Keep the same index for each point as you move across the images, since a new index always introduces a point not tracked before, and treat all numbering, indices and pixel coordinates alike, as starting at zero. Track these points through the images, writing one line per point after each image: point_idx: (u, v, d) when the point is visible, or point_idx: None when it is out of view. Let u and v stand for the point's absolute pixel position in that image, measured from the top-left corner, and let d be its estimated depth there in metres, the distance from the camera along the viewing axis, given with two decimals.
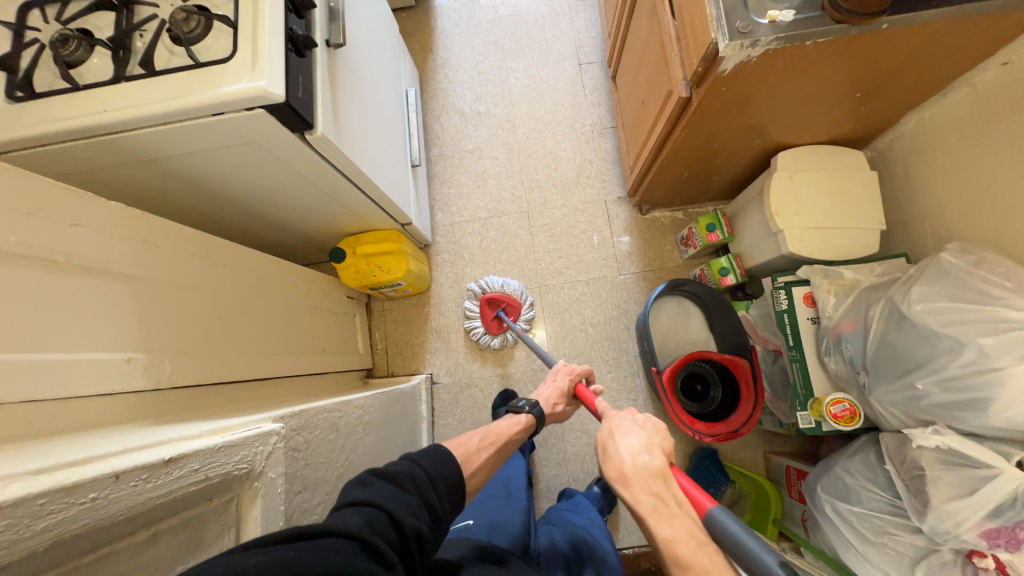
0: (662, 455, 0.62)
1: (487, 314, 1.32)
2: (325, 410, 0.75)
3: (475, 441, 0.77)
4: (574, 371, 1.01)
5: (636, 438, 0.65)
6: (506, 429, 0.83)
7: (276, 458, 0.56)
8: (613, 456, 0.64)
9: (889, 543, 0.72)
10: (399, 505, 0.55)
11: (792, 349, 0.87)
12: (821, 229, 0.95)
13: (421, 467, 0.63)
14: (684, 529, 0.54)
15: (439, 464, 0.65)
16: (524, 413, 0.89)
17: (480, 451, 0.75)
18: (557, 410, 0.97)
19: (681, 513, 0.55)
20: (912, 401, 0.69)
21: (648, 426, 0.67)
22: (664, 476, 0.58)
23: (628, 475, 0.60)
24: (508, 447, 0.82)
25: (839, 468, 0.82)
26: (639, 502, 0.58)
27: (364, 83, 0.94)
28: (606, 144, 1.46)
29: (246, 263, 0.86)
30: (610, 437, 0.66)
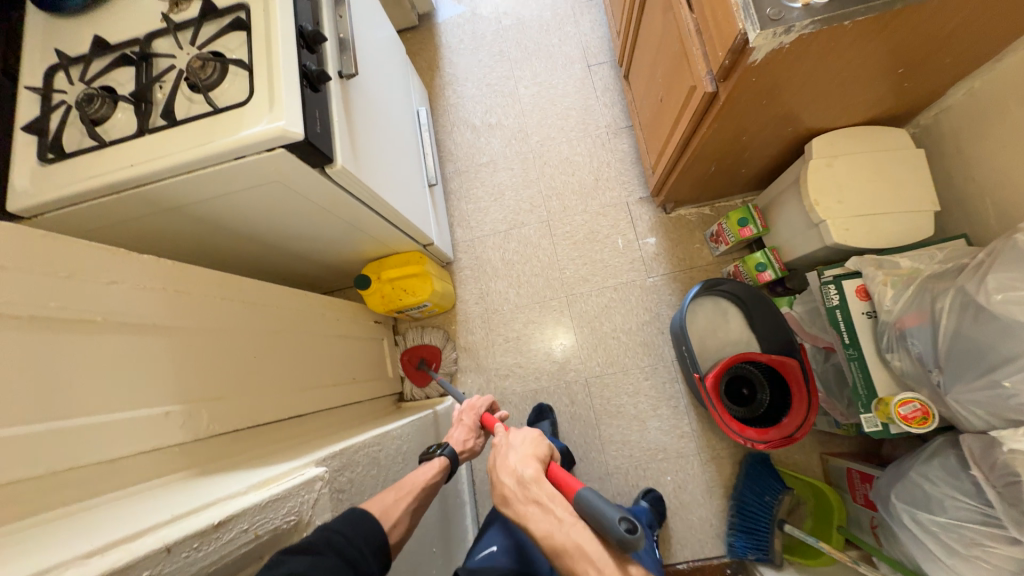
0: (534, 460, 0.67)
1: (410, 369, 1.35)
2: (366, 445, 0.73)
3: (389, 493, 0.64)
4: (476, 403, 0.93)
5: (513, 455, 0.69)
6: (422, 475, 0.70)
7: (321, 506, 0.54)
8: (495, 478, 0.68)
9: (980, 555, 0.66)
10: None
11: (849, 347, 0.82)
12: (867, 215, 0.89)
13: (332, 528, 0.52)
14: (557, 520, 0.59)
15: (360, 524, 0.54)
16: (435, 458, 0.77)
17: (398, 504, 0.63)
18: (470, 447, 0.87)
19: (555, 506, 0.61)
20: (1000, 400, 0.62)
21: (523, 438, 0.71)
22: (536, 481, 0.63)
23: (507, 494, 0.65)
24: (426, 496, 0.69)
25: (915, 474, 0.75)
26: (521, 513, 0.63)
27: (378, 109, 0.94)
28: (623, 144, 1.42)
29: (274, 299, 0.86)
30: (492, 460, 0.70)
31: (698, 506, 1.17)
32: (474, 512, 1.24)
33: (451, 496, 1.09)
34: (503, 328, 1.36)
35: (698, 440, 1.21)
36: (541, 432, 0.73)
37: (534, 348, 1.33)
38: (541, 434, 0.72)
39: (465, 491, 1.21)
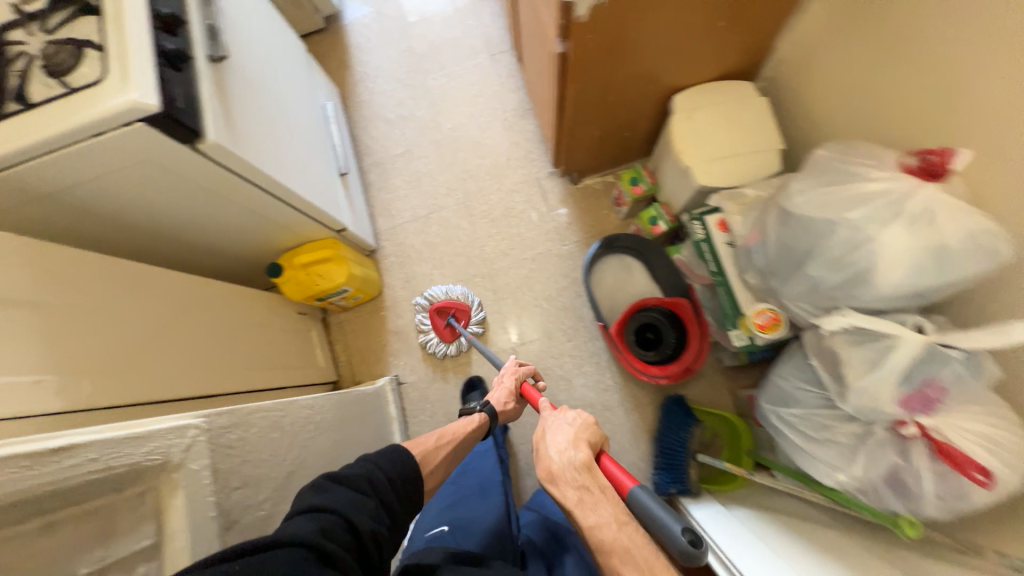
0: (586, 447, 0.71)
1: (438, 323, 1.34)
2: (264, 408, 0.75)
3: (433, 440, 0.82)
4: (520, 369, 1.06)
5: (563, 436, 0.74)
6: (463, 428, 0.88)
7: (200, 450, 0.56)
8: (543, 456, 0.73)
9: (829, 435, 0.74)
10: (353, 510, 0.59)
11: (716, 275, 0.91)
12: (725, 158, 0.99)
13: (379, 467, 0.68)
14: (607, 516, 0.63)
15: (395, 463, 0.70)
16: (477, 413, 0.94)
17: (438, 450, 0.81)
18: (508, 408, 1.00)
19: (607, 500, 0.64)
20: (813, 290, 0.69)
21: (577, 421, 0.76)
22: (587, 468, 0.67)
23: (556, 473, 0.69)
24: (464, 444, 0.87)
25: (777, 376, 0.84)
26: (567, 497, 0.67)
27: (265, 96, 0.97)
28: (529, 125, 1.50)
29: (170, 286, 0.87)
30: (542, 436, 0.75)
31: (627, 453, 1.24)
32: None
33: None
34: (431, 308, 1.40)
35: (621, 391, 1.28)
36: (594, 420, 0.78)
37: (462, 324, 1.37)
38: (594, 423, 0.77)
39: None
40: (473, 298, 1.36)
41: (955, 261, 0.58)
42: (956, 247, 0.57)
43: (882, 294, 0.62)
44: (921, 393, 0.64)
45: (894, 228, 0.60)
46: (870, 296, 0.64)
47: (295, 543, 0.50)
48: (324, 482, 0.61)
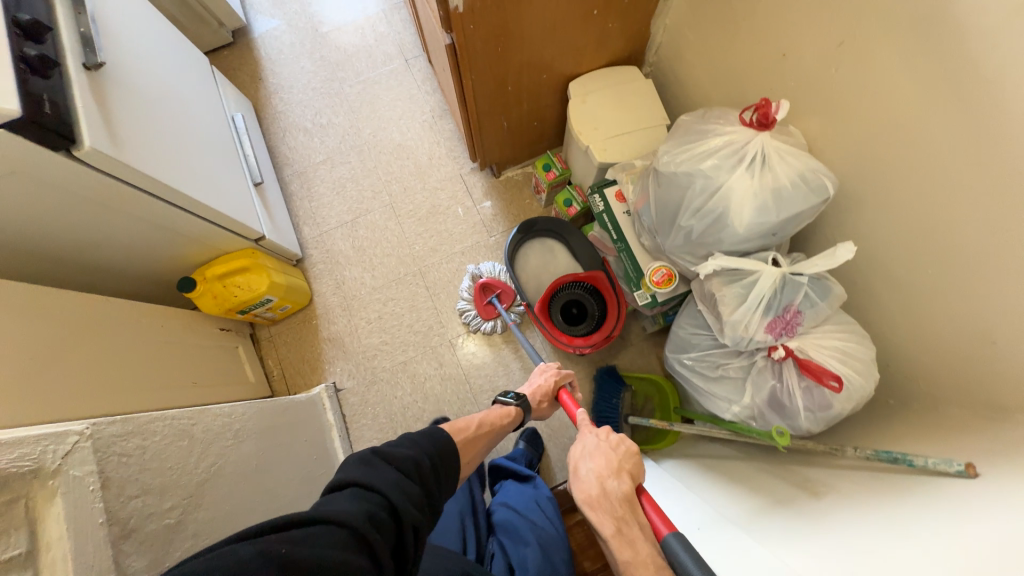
0: (629, 480, 0.70)
1: (481, 298, 1.33)
2: (167, 417, 0.73)
3: (474, 428, 0.83)
4: (561, 372, 1.05)
5: (601, 463, 0.72)
6: (497, 419, 0.88)
7: (81, 458, 0.55)
8: (582, 478, 0.72)
9: (723, 372, 0.81)
10: (396, 492, 0.58)
11: (618, 242, 0.97)
12: (618, 136, 1.06)
13: (422, 452, 0.67)
14: (642, 555, 0.62)
15: (438, 445, 0.70)
16: (512, 406, 0.95)
17: (476, 441, 0.83)
18: (541, 407, 1.01)
19: (644, 539, 0.64)
20: (688, 240, 0.76)
21: (620, 449, 0.74)
22: (627, 502, 0.67)
23: (595, 500, 0.69)
24: (498, 435, 0.89)
25: (675, 327, 0.90)
26: (604, 528, 0.66)
27: (157, 104, 0.95)
28: (448, 124, 1.55)
29: (58, 305, 0.82)
30: (585, 455, 0.74)
31: (568, 429, 1.28)
32: None
33: (322, 477, 1.08)
34: (364, 311, 1.39)
35: None
36: (635, 448, 0.75)
37: (397, 324, 1.37)
38: (639, 455, 0.75)
39: None
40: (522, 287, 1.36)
41: (790, 197, 0.67)
42: (788, 185, 0.66)
43: (740, 234, 0.70)
44: (780, 318, 0.72)
45: (738, 174, 0.68)
46: (731, 237, 0.71)
47: (335, 525, 0.50)
48: (372, 457, 0.61)
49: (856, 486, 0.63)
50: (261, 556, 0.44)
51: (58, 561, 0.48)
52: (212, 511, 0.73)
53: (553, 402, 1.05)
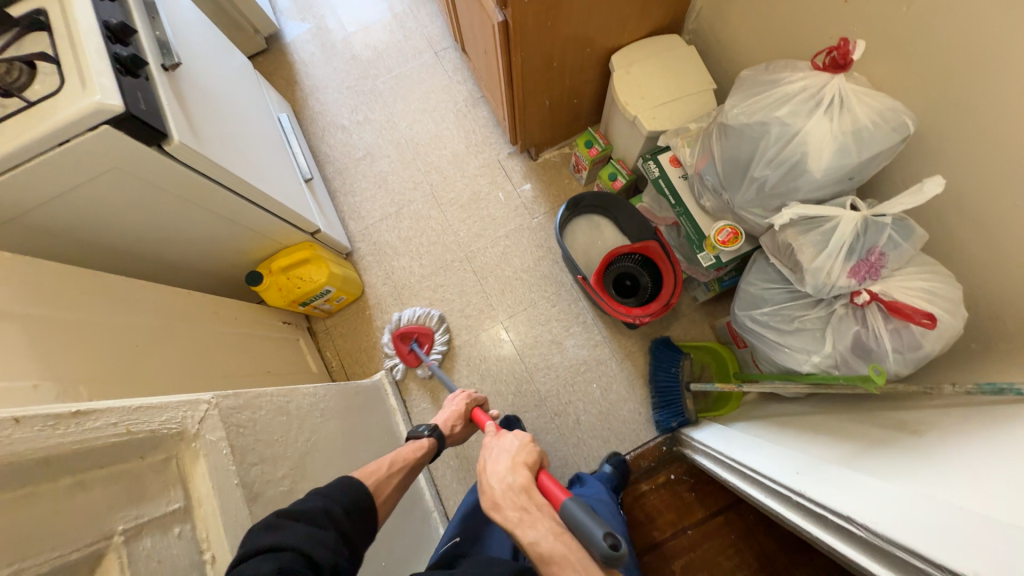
0: (525, 468, 0.66)
1: (401, 348, 1.33)
2: (269, 393, 0.76)
3: (386, 467, 0.79)
4: (470, 395, 1.05)
5: (501, 459, 0.68)
6: (408, 450, 0.85)
7: (213, 424, 0.58)
8: (483, 484, 0.66)
9: (800, 324, 0.82)
10: (313, 544, 0.54)
11: (676, 206, 0.98)
12: (666, 103, 1.07)
13: (331, 498, 0.63)
14: (544, 529, 0.59)
15: (352, 493, 0.65)
16: (425, 438, 0.91)
17: (390, 477, 0.78)
18: (456, 431, 0.99)
19: (542, 515, 0.60)
20: (761, 191, 0.76)
21: (515, 444, 0.71)
22: (525, 488, 0.63)
23: (497, 499, 0.63)
24: (415, 469, 0.84)
25: (743, 285, 0.91)
26: (507, 518, 0.61)
27: (222, 102, 0.98)
28: (482, 112, 1.56)
29: (149, 297, 0.86)
30: (480, 463, 0.69)
31: (626, 402, 1.29)
32: (429, 474, 1.26)
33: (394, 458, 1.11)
34: (415, 299, 1.42)
35: (611, 345, 1.33)
36: (532, 439, 0.73)
37: (448, 310, 1.40)
38: (533, 442, 0.72)
39: None
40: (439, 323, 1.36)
41: (871, 136, 0.67)
42: (869, 124, 0.66)
43: (819, 178, 0.70)
44: (863, 261, 0.72)
45: (816, 117, 0.68)
46: (809, 183, 0.71)
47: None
48: (280, 518, 0.55)
49: (957, 421, 0.63)
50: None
51: (211, 517, 0.51)
52: (315, 482, 0.76)
53: (468, 426, 1.03)
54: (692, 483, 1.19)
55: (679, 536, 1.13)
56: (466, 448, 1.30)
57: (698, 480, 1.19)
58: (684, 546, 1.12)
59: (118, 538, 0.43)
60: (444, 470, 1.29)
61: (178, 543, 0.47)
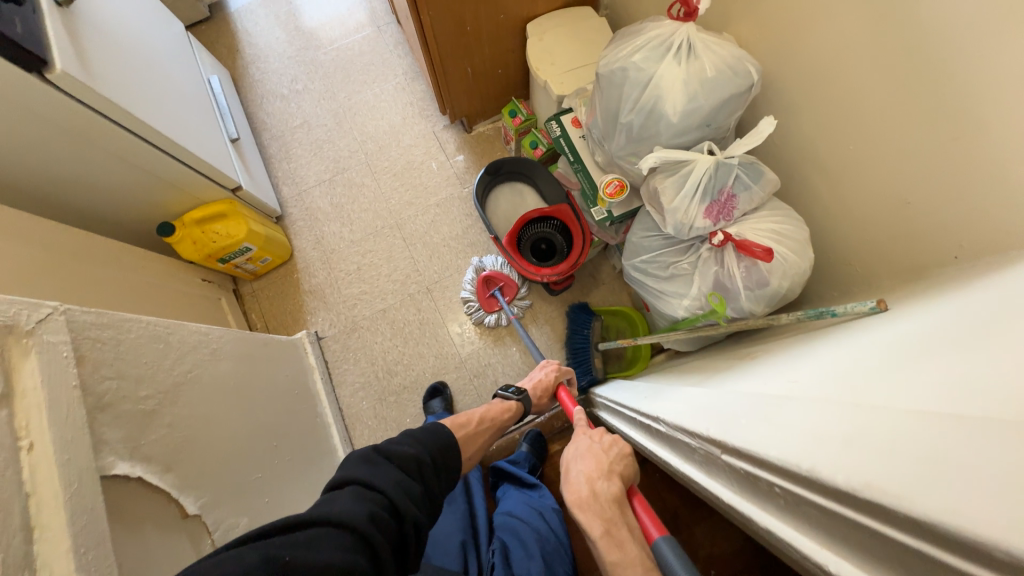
0: (619, 482, 0.67)
1: (483, 292, 1.33)
2: (144, 320, 0.77)
3: (475, 423, 0.87)
4: (560, 368, 1.05)
5: (595, 464, 0.70)
6: (493, 413, 0.91)
7: (55, 327, 0.59)
8: (572, 480, 0.69)
9: (673, 270, 0.86)
10: (398, 492, 0.60)
11: (575, 164, 1.03)
12: (574, 69, 1.10)
13: (426, 450, 0.70)
14: (632, 556, 0.59)
15: (437, 440, 0.73)
16: (512, 400, 0.96)
17: (479, 437, 0.86)
18: (542, 402, 1.02)
19: (633, 542, 0.61)
20: (630, 138, 0.81)
21: (613, 452, 0.72)
22: (619, 502, 0.64)
23: (585, 500, 0.65)
24: (500, 429, 0.92)
25: (628, 235, 0.95)
26: (593, 527, 0.62)
27: (129, 49, 0.99)
28: (420, 85, 1.60)
29: (35, 231, 0.86)
30: (572, 459, 0.72)
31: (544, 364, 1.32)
32: (345, 432, 1.28)
33: (299, 410, 1.12)
34: (343, 263, 1.43)
35: (533, 310, 1.36)
36: (630, 453, 0.74)
37: (376, 274, 1.42)
38: (631, 459, 0.73)
39: (328, 414, 1.25)
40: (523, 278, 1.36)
41: (714, 80, 0.71)
42: (712, 69, 0.71)
43: (673, 122, 0.74)
44: (717, 204, 0.77)
45: (666, 62, 0.73)
46: (666, 127, 0.76)
47: (341, 527, 0.51)
48: (375, 455, 0.63)
49: (784, 345, 0.67)
50: (270, 560, 0.44)
51: (32, 405, 0.53)
52: (187, 409, 0.77)
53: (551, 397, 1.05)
54: None
55: None
56: (386, 408, 1.32)
57: None
58: None
59: None
60: (362, 429, 1.30)
61: None
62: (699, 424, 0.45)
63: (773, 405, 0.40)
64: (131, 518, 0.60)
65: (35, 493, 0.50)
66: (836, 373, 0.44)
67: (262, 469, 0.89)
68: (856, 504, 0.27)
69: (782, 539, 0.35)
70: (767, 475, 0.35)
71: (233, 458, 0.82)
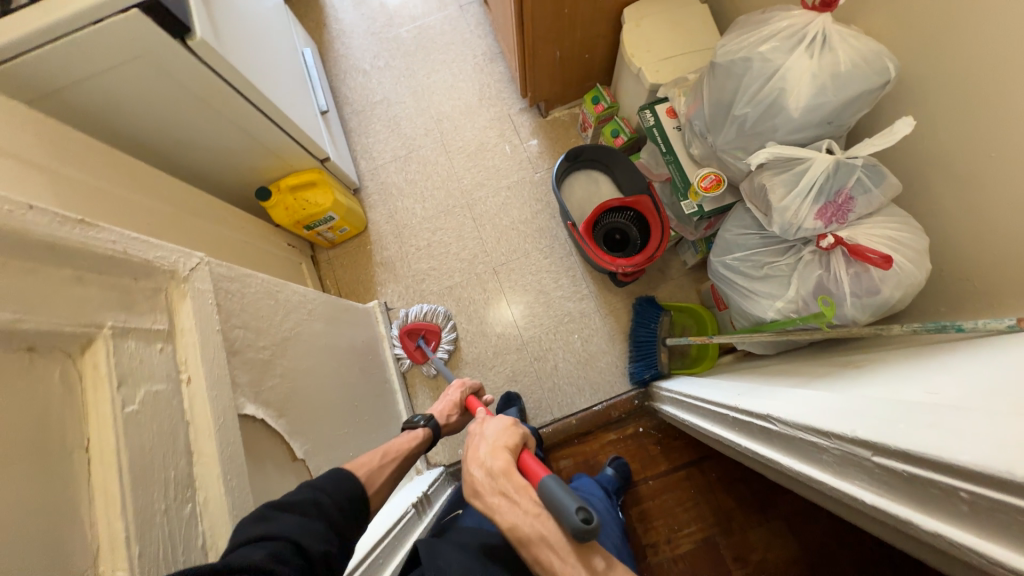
0: (503, 450, 0.63)
1: (408, 345, 1.35)
2: (261, 277, 0.82)
3: (377, 458, 0.77)
4: (466, 384, 1.06)
5: (483, 441, 0.66)
6: (403, 442, 0.83)
7: (203, 276, 0.65)
8: (464, 467, 0.64)
9: (768, 270, 0.85)
10: (303, 533, 0.55)
11: (667, 155, 1.01)
12: (672, 58, 1.08)
13: (320, 489, 0.63)
14: (524, 511, 0.57)
15: (342, 487, 0.66)
16: (420, 429, 0.90)
17: (383, 470, 0.76)
18: (452, 421, 1.00)
19: (522, 497, 0.58)
20: (741, 130, 0.78)
21: (495, 427, 0.68)
22: (504, 471, 0.60)
23: (476, 483, 0.61)
24: (409, 460, 0.83)
25: (721, 231, 0.94)
26: (487, 503, 0.59)
27: (247, 19, 1.04)
28: (499, 67, 1.60)
29: (163, 187, 0.93)
30: (462, 446, 0.67)
31: (605, 354, 1.33)
32: (409, 400, 1.34)
33: (373, 375, 1.18)
34: (414, 238, 1.48)
35: (596, 300, 1.37)
36: (514, 419, 0.70)
37: (445, 252, 1.45)
38: (515, 423, 0.69)
39: (395, 381, 1.30)
40: (446, 319, 1.37)
41: (849, 75, 0.68)
42: (848, 63, 0.68)
43: (795, 117, 0.72)
44: (829, 205, 0.74)
45: (796, 53, 0.71)
46: (785, 122, 0.73)
47: (252, 571, 0.46)
48: (269, 509, 0.55)
49: (898, 357, 0.65)
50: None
51: (190, 345, 0.58)
52: (294, 363, 0.83)
53: (465, 415, 1.04)
54: (658, 437, 1.22)
55: (640, 486, 1.16)
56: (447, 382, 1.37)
57: (665, 436, 1.22)
58: (643, 495, 1.15)
59: (108, 330, 0.49)
60: (424, 399, 1.36)
61: (159, 356, 0.54)
62: (840, 425, 0.45)
63: (938, 414, 0.39)
64: (257, 455, 0.66)
65: (194, 422, 0.55)
66: (994, 389, 0.42)
67: (348, 426, 0.95)
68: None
69: (950, 545, 0.35)
70: (945, 480, 0.34)
71: (328, 412, 0.88)
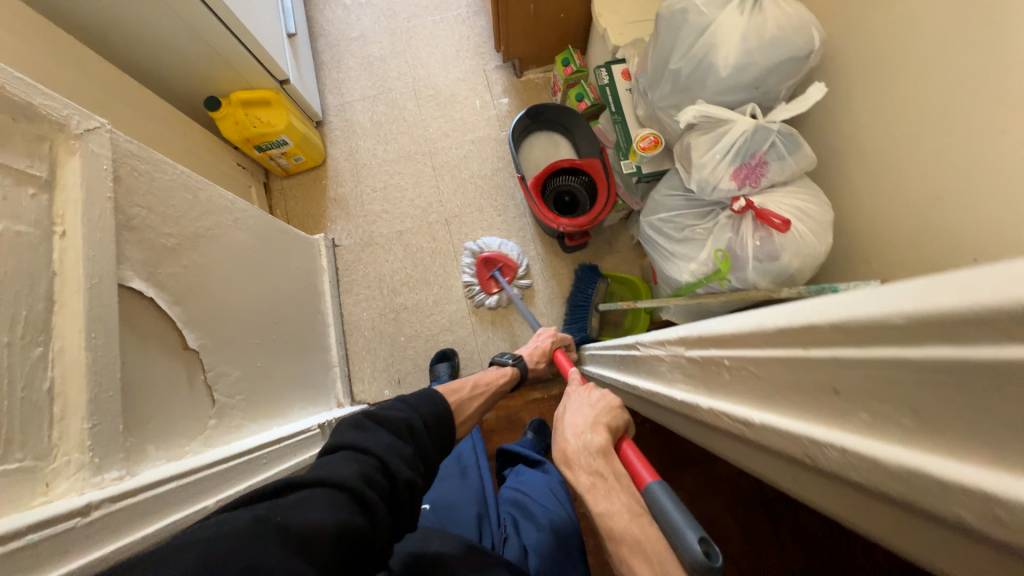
0: (605, 432, 0.64)
1: (483, 273, 1.34)
2: (179, 168, 0.81)
3: (468, 389, 0.81)
4: (557, 335, 1.09)
5: (582, 419, 0.67)
6: (489, 380, 0.88)
7: (101, 143, 0.63)
8: (559, 438, 0.67)
9: (688, 232, 0.87)
10: (395, 454, 0.55)
11: (615, 114, 1.03)
12: (637, 22, 1.08)
13: (416, 412, 0.65)
14: (619, 503, 0.55)
15: (432, 406, 0.68)
16: (509, 367, 0.97)
17: (472, 404, 0.80)
18: (538, 367, 1.04)
19: (620, 488, 0.57)
20: (676, 87, 0.80)
21: (599, 404, 0.69)
22: (603, 453, 0.61)
23: (571, 456, 0.63)
24: (495, 394, 0.88)
25: (653, 190, 0.95)
26: (579, 480, 0.60)
27: None
28: (481, 21, 1.58)
29: (97, 72, 0.90)
30: (561, 416, 0.70)
31: (544, 316, 1.35)
32: (342, 336, 1.34)
33: (302, 301, 1.17)
34: (371, 179, 1.46)
35: (543, 262, 1.38)
36: (621, 406, 0.70)
37: (399, 197, 1.45)
38: (620, 408, 0.69)
39: (329, 314, 1.30)
40: (522, 259, 1.36)
41: (774, 36, 0.69)
42: (774, 24, 0.69)
43: (723, 75, 0.73)
44: (745, 167, 0.76)
45: (728, 9, 0.72)
46: (713, 80, 0.75)
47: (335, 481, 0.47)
48: (365, 420, 0.58)
49: None
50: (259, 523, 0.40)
51: (72, 202, 0.57)
52: (205, 260, 0.82)
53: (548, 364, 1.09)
54: None
55: None
56: (383, 324, 1.37)
57: None
58: None
59: None
60: (358, 337, 1.36)
61: (29, 201, 0.53)
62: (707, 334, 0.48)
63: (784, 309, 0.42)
64: (140, 331, 0.65)
65: (61, 274, 0.55)
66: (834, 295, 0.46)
67: (260, 337, 0.94)
68: (829, 341, 0.32)
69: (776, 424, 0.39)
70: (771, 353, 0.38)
71: (238, 318, 0.88)
